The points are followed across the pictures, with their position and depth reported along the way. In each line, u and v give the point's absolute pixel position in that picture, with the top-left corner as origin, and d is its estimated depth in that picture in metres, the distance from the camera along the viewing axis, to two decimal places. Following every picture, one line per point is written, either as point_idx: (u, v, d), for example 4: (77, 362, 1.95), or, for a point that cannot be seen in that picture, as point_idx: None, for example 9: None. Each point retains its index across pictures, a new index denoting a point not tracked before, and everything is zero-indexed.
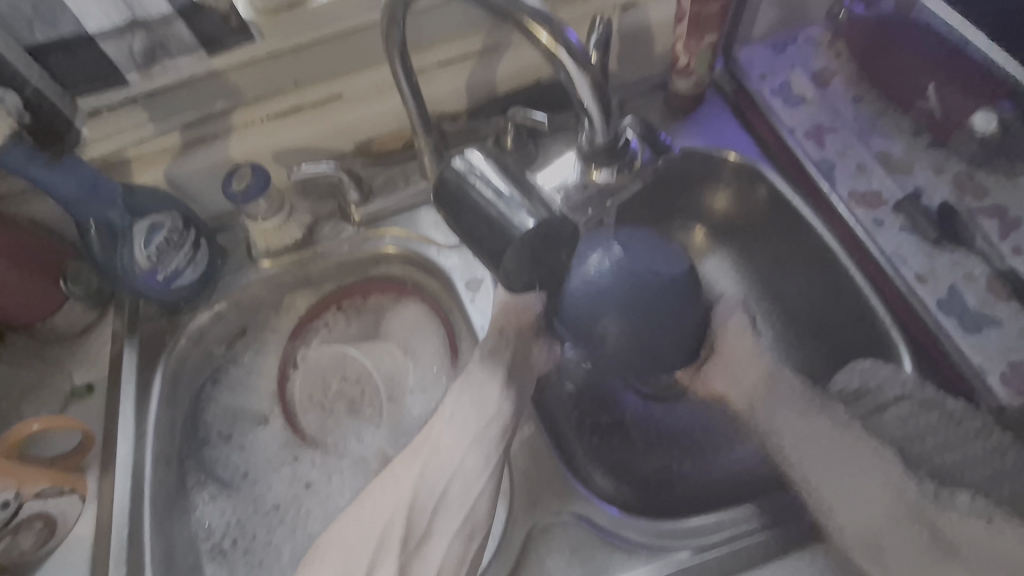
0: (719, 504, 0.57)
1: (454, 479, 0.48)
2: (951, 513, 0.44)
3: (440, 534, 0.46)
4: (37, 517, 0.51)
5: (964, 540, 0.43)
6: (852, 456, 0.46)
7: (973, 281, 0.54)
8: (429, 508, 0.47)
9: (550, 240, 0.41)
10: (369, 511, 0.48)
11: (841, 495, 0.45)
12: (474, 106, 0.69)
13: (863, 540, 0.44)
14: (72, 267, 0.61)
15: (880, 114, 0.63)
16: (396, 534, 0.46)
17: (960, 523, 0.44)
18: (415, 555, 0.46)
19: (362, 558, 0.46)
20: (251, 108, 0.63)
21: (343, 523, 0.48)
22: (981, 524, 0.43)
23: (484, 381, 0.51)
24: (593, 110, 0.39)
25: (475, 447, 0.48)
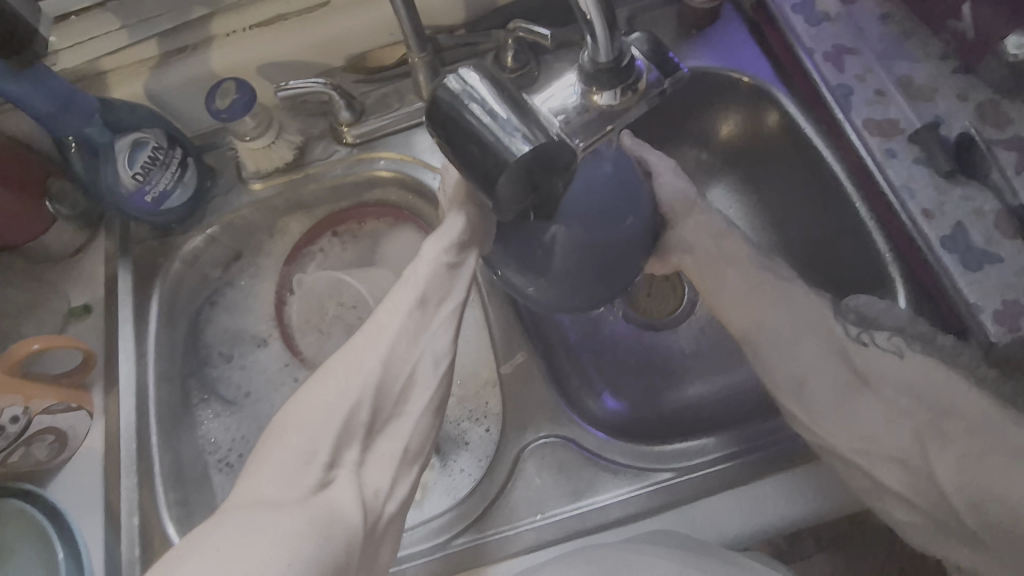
0: (704, 425, 0.59)
1: (425, 355, 0.46)
2: (870, 350, 0.47)
3: (410, 410, 0.45)
4: (48, 431, 0.53)
5: (877, 368, 0.47)
6: (781, 306, 0.51)
7: (981, 217, 0.51)
8: (398, 386, 0.44)
9: (549, 163, 0.39)
10: (332, 394, 0.42)
11: (774, 345, 0.50)
12: (473, 19, 0.64)
13: (790, 384, 0.49)
14: (56, 186, 0.60)
15: (907, 34, 0.58)
16: (362, 419, 0.42)
17: (880, 359, 0.47)
18: (378, 433, 0.43)
19: (326, 441, 0.40)
20: (234, 18, 0.60)
21: (303, 405, 0.42)
22: (896, 359, 0.46)
23: (455, 258, 0.49)
24: (596, 23, 0.37)
25: (450, 316, 0.48)
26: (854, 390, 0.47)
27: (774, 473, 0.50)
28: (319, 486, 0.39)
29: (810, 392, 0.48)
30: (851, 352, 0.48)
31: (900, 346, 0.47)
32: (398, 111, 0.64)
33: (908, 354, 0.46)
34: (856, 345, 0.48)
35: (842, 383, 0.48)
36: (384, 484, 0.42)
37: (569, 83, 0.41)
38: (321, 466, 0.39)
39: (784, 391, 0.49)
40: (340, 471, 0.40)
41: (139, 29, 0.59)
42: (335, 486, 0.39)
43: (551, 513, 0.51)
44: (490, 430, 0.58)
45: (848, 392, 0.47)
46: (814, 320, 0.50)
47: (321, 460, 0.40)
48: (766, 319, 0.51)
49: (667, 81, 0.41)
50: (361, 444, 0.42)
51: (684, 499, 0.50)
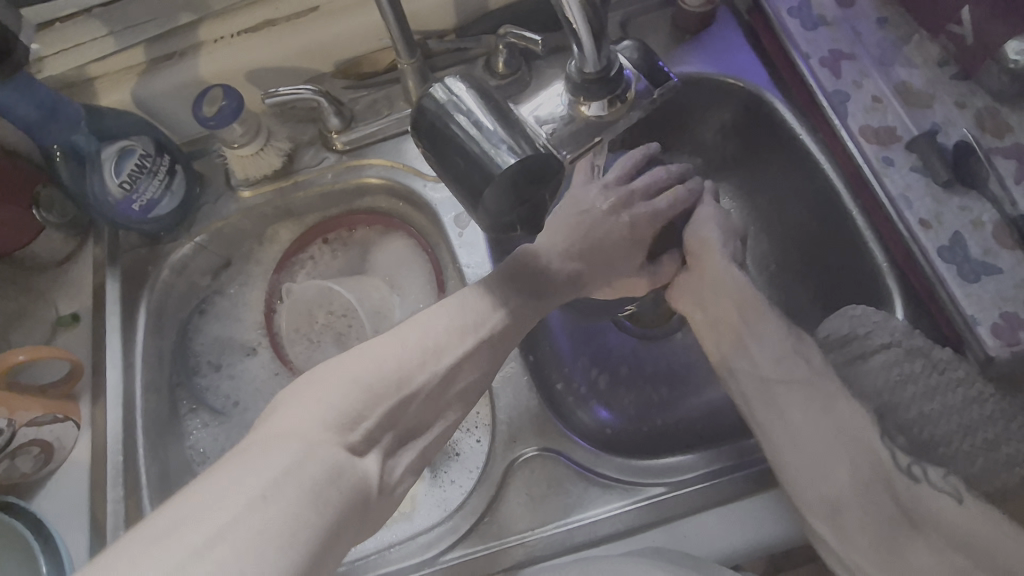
0: (697, 435, 0.58)
1: (467, 371, 0.46)
2: (924, 487, 0.44)
3: (445, 416, 0.46)
4: (34, 443, 0.52)
5: (930, 511, 0.43)
6: (821, 417, 0.46)
7: (979, 227, 0.50)
8: (448, 391, 0.45)
9: (536, 176, 0.38)
10: (384, 371, 0.42)
11: (808, 460, 0.45)
12: (465, 23, 0.63)
13: (822, 503, 0.44)
14: (44, 194, 0.60)
15: (906, 39, 0.57)
16: (411, 410, 0.43)
17: (932, 497, 0.43)
18: (413, 426, 0.44)
19: (376, 412, 0.41)
20: (220, 23, 0.59)
21: (353, 370, 0.42)
22: (953, 502, 0.43)
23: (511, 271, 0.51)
24: (583, 33, 0.35)
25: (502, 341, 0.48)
26: (899, 529, 0.42)
27: (769, 488, 0.49)
28: (352, 454, 0.39)
29: (849, 523, 0.43)
30: (895, 483, 0.44)
31: (957, 488, 0.44)
32: (387, 118, 0.63)
33: (966, 501, 0.43)
34: (907, 479, 0.44)
35: (889, 520, 0.43)
36: (402, 468, 0.43)
37: (556, 93, 0.40)
38: (359, 434, 0.40)
39: (816, 512, 0.44)
40: (371, 449, 0.40)
41: (125, 35, 0.58)
42: (367, 457, 0.40)
43: (541, 529, 0.50)
44: (480, 441, 0.58)
45: (894, 530, 0.42)
46: (855, 435, 0.45)
47: (363, 427, 0.40)
48: (801, 419, 0.46)
49: (657, 91, 0.40)
50: (399, 433, 0.43)
51: (675, 515, 0.49)
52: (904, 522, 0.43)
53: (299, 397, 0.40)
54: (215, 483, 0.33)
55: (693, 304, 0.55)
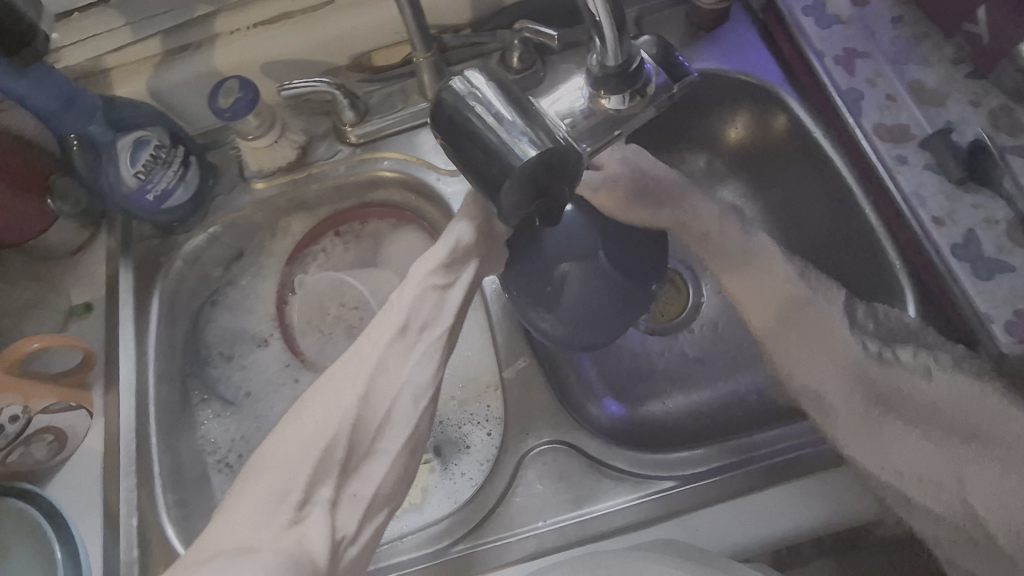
0: (706, 432, 0.58)
1: (404, 393, 0.44)
2: (895, 368, 0.49)
3: (387, 447, 0.43)
4: (47, 431, 0.53)
5: (905, 389, 0.48)
6: (811, 324, 0.52)
7: (993, 225, 0.50)
8: (376, 425, 0.42)
9: (555, 170, 0.38)
10: (312, 426, 0.41)
11: (797, 355, 0.52)
12: (480, 18, 0.64)
13: (812, 397, 0.50)
14: (59, 183, 0.60)
15: (920, 37, 0.57)
16: (338, 456, 0.40)
17: (903, 375, 0.49)
18: (353, 471, 0.41)
19: (300, 478, 0.39)
20: (237, 15, 0.59)
21: (281, 441, 0.40)
22: (923, 378, 0.48)
23: (443, 279, 0.47)
24: (605, 26, 0.35)
25: (428, 378, 0.44)
26: (882, 418, 0.48)
27: (779, 482, 0.49)
28: (291, 524, 0.38)
29: (833, 408, 0.49)
30: (870, 371, 0.49)
31: (928, 365, 0.48)
32: (402, 111, 0.63)
33: (938, 373, 0.48)
34: (878, 365, 0.49)
35: (867, 404, 0.49)
36: (352, 528, 0.40)
37: (576, 87, 0.41)
38: (294, 504, 0.38)
39: (807, 402, 0.51)
40: (314, 508, 0.39)
41: (142, 27, 0.58)
42: (307, 523, 0.38)
43: (551, 521, 0.50)
44: (492, 435, 0.58)
45: (872, 414, 0.48)
46: (836, 337, 0.51)
47: (293, 498, 0.38)
48: (800, 357, 0.51)
49: (675, 86, 0.40)
50: (336, 482, 0.40)
51: (687, 508, 0.49)
52: (879, 405, 0.49)
53: (227, 500, 0.39)
54: None
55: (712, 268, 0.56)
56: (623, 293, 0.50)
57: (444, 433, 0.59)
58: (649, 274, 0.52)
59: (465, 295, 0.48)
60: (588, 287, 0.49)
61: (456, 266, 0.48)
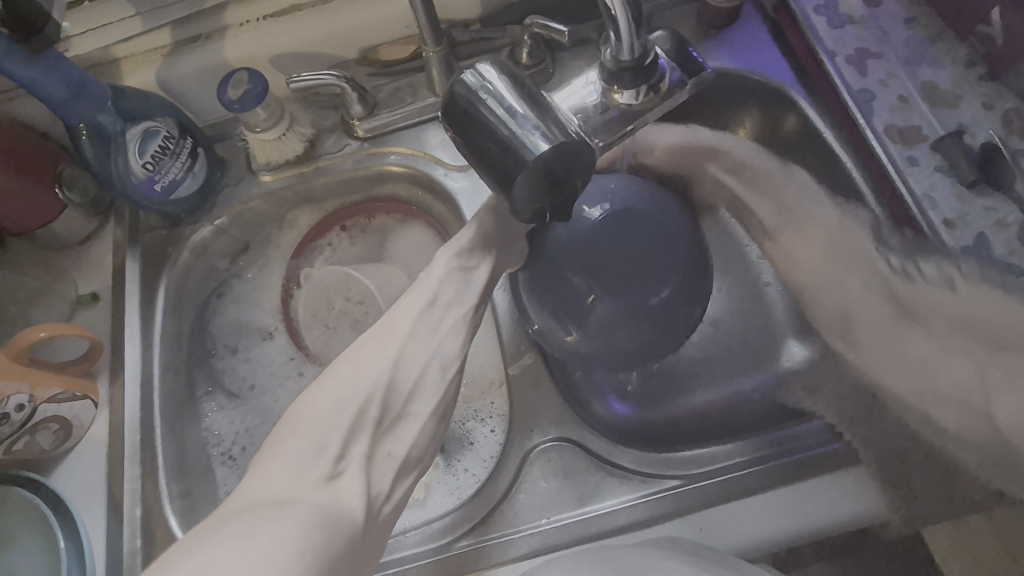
0: (711, 427, 0.58)
1: (433, 363, 0.45)
2: (919, 283, 0.48)
3: (417, 411, 0.43)
4: (53, 419, 0.53)
5: (928, 302, 0.48)
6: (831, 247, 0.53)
7: (1005, 228, 0.49)
8: (407, 390, 0.43)
9: (566, 165, 0.37)
10: (348, 383, 0.41)
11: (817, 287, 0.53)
12: (489, 14, 0.63)
13: (836, 319, 0.53)
14: (68, 172, 0.60)
15: (933, 38, 0.56)
16: (373, 413, 0.41)
17: (927, 290, 0.48)
18: (386, 431, 0.42)
19: (335, 435, 0.39)
20: (247, 8, 0.59)
21: (317, 399, 0.41)
22: (947, 291, 0.47)
23: (466, 263, 0.48)
24: (620, 19, 0.35)
25: (458, 349, 0.46)
26: (901, 324, 0.49)
27: (792, 481, 0.49)
28: (331, 477, 0.37)
29: (857, 334, 0.51)
30: (896, 287, 0.50)
31: (951, 278, 0.48)
32: (411, 106, 0.63)
33: (961, 286, 0.47)
34: (903, 280, 0.49)
35: (887, 318, 0.49)
36: (385, 486, 0.40)
37: (588, 82, 0.41)
38: (332, 457, 0.38)
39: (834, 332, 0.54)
40: (350, 463, 0.39)
41: (152, 17, 0.59)
42: (345, 477, 0.38)
43: (555, 518, 0.50)
44: (496, 432, 0.58)
45: (897, 325, 0.49)
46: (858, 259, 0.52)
47: (332, 451, 0.39)
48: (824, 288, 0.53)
49: (689, 82, 0.40)
50: (371, 439, 0.41)
51: (694, 507, 0.49)
52: (903, 316, 0.49)
53: (261, 455, 0.39)
54: (196, 536, 0.32)
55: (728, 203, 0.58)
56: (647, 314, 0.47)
57: (449, 429, 0.59)
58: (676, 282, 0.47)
59: (486, 280, 0.48)
60: (610, 309, 0.46)
61: (477, 257, 0.48)
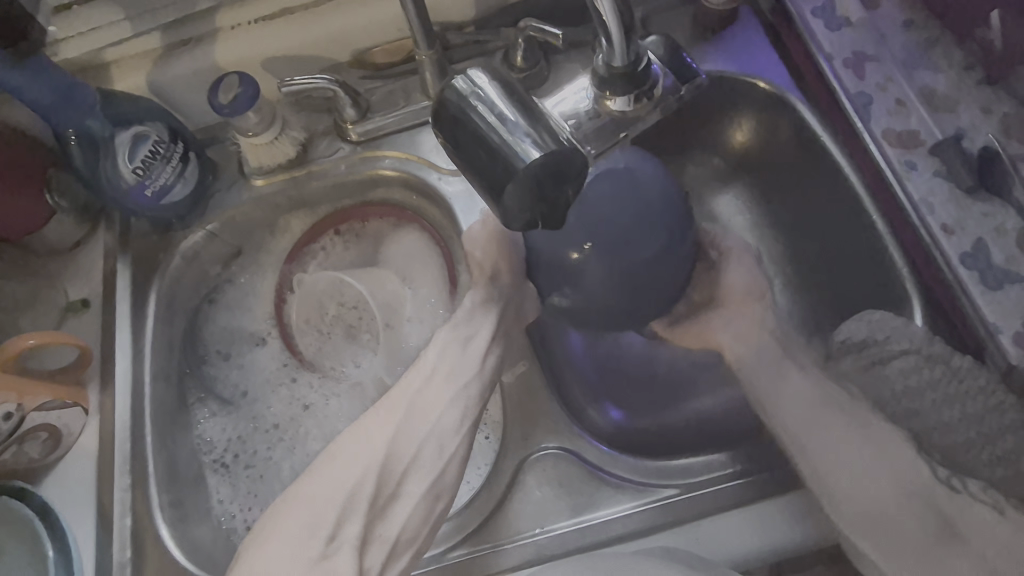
0: (699, 439, 0.57)
1: (429, 441, 0.46)
2: (963, 497, 0.43)
3: (411, 490, 0.45)
4: (42, 428, 0.52)
5: (971, 522, 0.43)
6: (863, 445, 0.45)
7: (1003, 235, 0.49)
8: (403, 467, 0.45)
9: (559, 174, 0.37)
10: (343, 465, 0.44)
11: (846, 475, 0.45)
12: (483, 16, 0.63)
13: (862, 518, 0.44)
14: (57, 179, 0.60)
15: (931, 42, 0.56)
16: (365, 493, 0.43)
17: (970, 507, 0.43)
18: (381, 511, 0.44)
19: (329, 515, 0.42)
20: (237, 10, 0.59)
21: (316, 477, 0.44)
22: (992, 514, 0.43)
23: (466, 336, 0.50)
24: (611, 25, 0.35)
25: (455, 425, 0.47)
26: (942, 545, 0.42)
27: (793, 491, 0.48)
28: (322, 557, 0.40)
29: (887, 535, 0.43)
30: (936, 497, 0.43)
31: (998, 500, 0.43)
32: (403, 109, 0.62)
33: (1008, 512, 0.43)
34: (946, 490, 0.44)
35: (933, 534, 0.43)
36: (376, 565, 0.42)
37: (581, 87, 0.40)
38: (324, 537, 0.41)
39: (857, 529, 0.44)
40: (342, 544, 0.41)
41: (141, 19, 0.58)
42: (336, 558, 0.41)
43: (549, 528, 0.49)
44: (490, 438, 0.57)
45: (935, 542, 0.42)
46: (900, 469, 0.44)
47: (324, 532, 0.41)
48: (845, 479, 0.45)
49: (684, 88, 0.39)
50: (364, 519, 0.42)
51: (689, 518, 0.48)
52: (947, 534, 0.43)
53: (263, 530, 0.43)
54: None
55: (718, 326, 0.54)
56: (637, 282, 0.46)
57: None
58: (672, 266, 0.47)
59: (487, 348, 0.50)
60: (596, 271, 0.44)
61: (477, 320, 0.51)
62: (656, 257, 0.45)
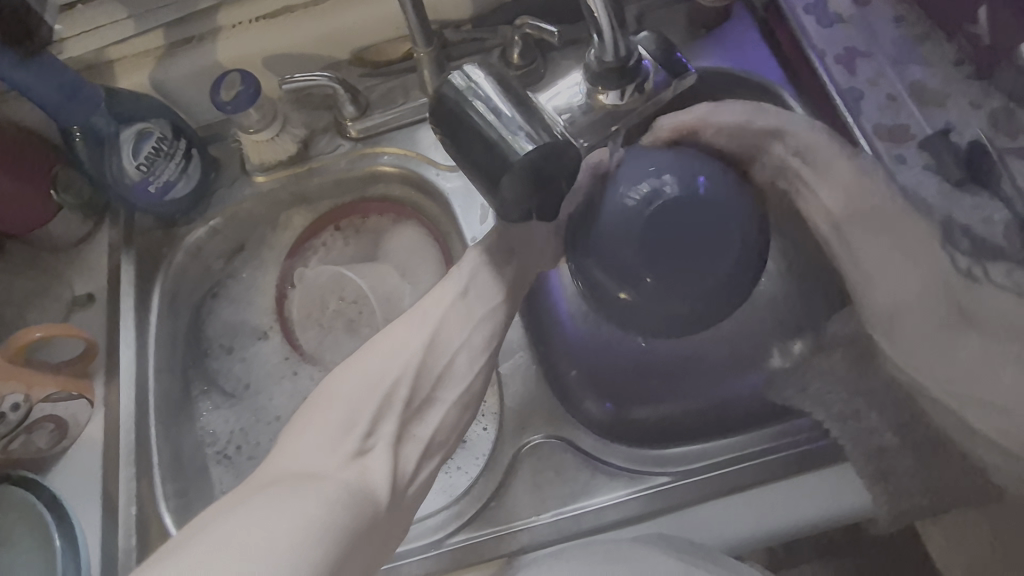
0: (691, 419, 0.58)
1: (460, 353, 0.47)
2: (982, 286, 0.45)
3: (442, 398, 0.46)
4: (49, 420, 0.53)
5: (987, 308, 0.44)
6: (896, 253, 0.48)
7: (990, 224, 0.49)
8: (435, 377, 0.45)
9: (552, 165, 0.38)
10: (376, 367, 0.44)
11: (883, 279, 0.48)
12: (480, 14, 0.64)
13: (883, 317, 0.49)
14: (64, 175, 0.61)
15: (921, 38, 0.56)
16: (401, 394, 0.43)
17: (991, 295, 0.44)
18: (416, 412, 0.44)
19: (366, 410, 0.42)
20: (236, 11, 0.60)
21: (348, 377, 0.43)
22: (1013, 298, 0.44)
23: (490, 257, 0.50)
24: (603, 24, 0.36)
25: (486, 340, 0.48)
26: (956, 331, 0.44)
27: (784, 476, 0.50)
28: (357, 454, 0.40)
29: (902, 328, 0.47)
30: (955, 284, 0.46)
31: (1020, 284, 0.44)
32: (403, 107, 0.63)
33: None
34: (964, 279, 0.46)
35: (943, 321, 0.45)
36: (410, 464, 0.42)
37: (574, 83, 0.41)
38: (360, 434, 0.40)
39: (880, 322, 0.49)
40: (378, 441, 0.41)
41: (144, 20, 0.59)
42: (371, 455, 0.40)
43: (547, 515, 0.50)
44: (487, 429, 0.58)
45: (949, 329, 0.45)
46: (914, 249, 0.47)
47: (359, 429, 0.41)
48: (877, 265, 0.49)
49: (674, 83, 0.40)
50: (399, 420, 0.43)
51: (683, 502, 0.49)
52: (957, 319, 0.44)
53: (291, 430, 0.41)
54: (225, 502, 0.35)
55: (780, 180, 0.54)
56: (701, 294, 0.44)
57: None
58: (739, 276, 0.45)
59: (510, 273, 0.50)
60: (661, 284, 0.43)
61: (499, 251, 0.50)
62: (723, 267, 0.44)
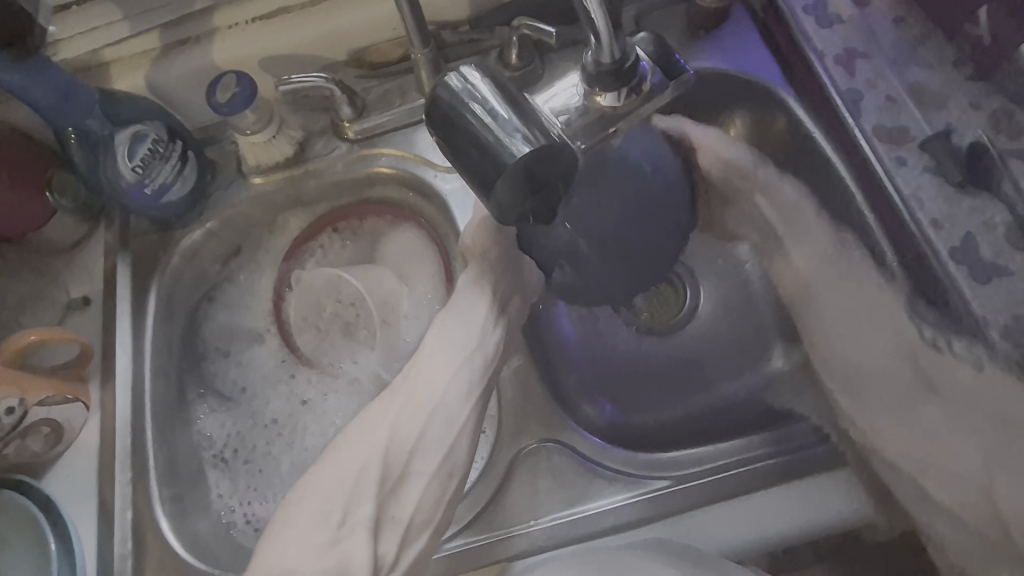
0: (684, 424, 0.59)
1: (434, 422, 0.45)
2: (944, 358, 0.47)
3: (420, 470, 0.44)
4: (44, 424, 0.53)
5: (949, 381, 0.47)
6: (861, 318, 0.51)
7: (991, 228, 0.48)
8: (409, 450, 0.44)
9: (547, 170, 0.37)
10: (348, 455, 0.43)
11: (845, 339, 0.52)
12: (477, 15, 0.63)
13: (846, 378, 0.51)
14: (58, 179, 0.60)
15: (920, 39, 0.55)
16: (373, 477, 0.43)
17: (951, 367, 0.47)
18: (393, 492, 0.44)
19: (339, 501, 0.42)
20: (230, 12, 0.59)
21: (322, 467, 0.44)
22: (970, 371, 0.46)
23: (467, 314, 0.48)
24: (599, 24, 0.35)
25: (461, 399, 0.46)
26: (915, 395, 0.48)
27: (785, 481, 0.49)
28: (334, 543, 0.41)
29: (867, 398, 0.49)
30: (918, 355, 0.48)
31: (979, 357, 0.45)
32: (399, 108, 0.63)
33: (987, 367, 0.45)
34: (929, 350, 0.48)
35: (906, 387, 0.48)
36: (392, 548, 0.43)
37: (571, 84, 0.40)
38: (335, 524, 0.41)
39: (835, 380, 0.52)
40: (355, 528, 0.42)
41: (139, 20, 0.59)
42: (349, 542, 0.41)
43: (543, 520, 0.50)
44: None
45: (910, 395, 0.48)
46: (878, 313, 0.51)
47: (334, 519, 0.42)
48: (840, 334, 0.52)
49: (671, 84, 0.40)
50: (374, 502, 0.42)
51: (680, 508, 0.49)
52: (919, 387, 0.48)
53: (275, 523, 0.43)
54: None
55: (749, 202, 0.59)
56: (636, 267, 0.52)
57: None
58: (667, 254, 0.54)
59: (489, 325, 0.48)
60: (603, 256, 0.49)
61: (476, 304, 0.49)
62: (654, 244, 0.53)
